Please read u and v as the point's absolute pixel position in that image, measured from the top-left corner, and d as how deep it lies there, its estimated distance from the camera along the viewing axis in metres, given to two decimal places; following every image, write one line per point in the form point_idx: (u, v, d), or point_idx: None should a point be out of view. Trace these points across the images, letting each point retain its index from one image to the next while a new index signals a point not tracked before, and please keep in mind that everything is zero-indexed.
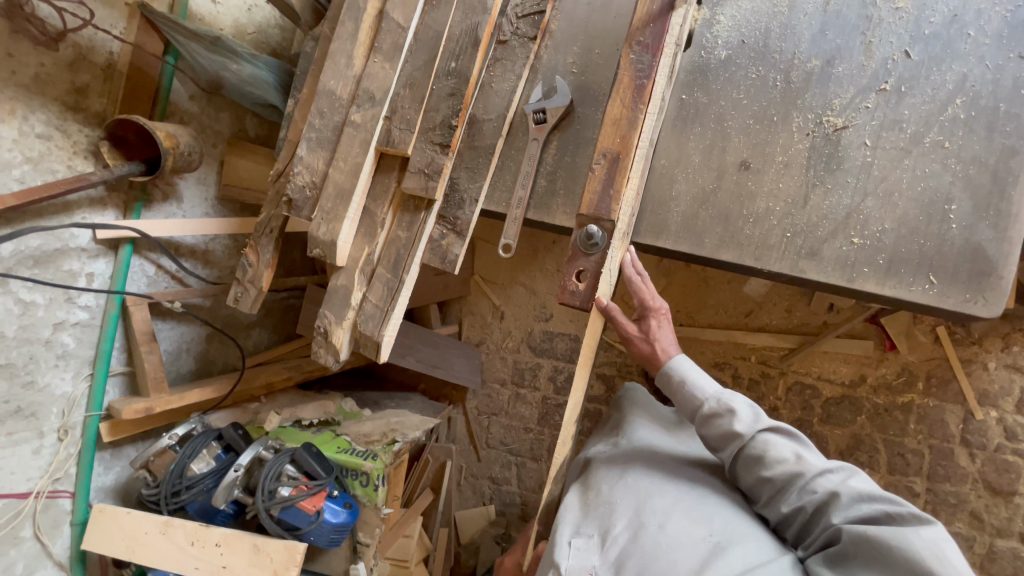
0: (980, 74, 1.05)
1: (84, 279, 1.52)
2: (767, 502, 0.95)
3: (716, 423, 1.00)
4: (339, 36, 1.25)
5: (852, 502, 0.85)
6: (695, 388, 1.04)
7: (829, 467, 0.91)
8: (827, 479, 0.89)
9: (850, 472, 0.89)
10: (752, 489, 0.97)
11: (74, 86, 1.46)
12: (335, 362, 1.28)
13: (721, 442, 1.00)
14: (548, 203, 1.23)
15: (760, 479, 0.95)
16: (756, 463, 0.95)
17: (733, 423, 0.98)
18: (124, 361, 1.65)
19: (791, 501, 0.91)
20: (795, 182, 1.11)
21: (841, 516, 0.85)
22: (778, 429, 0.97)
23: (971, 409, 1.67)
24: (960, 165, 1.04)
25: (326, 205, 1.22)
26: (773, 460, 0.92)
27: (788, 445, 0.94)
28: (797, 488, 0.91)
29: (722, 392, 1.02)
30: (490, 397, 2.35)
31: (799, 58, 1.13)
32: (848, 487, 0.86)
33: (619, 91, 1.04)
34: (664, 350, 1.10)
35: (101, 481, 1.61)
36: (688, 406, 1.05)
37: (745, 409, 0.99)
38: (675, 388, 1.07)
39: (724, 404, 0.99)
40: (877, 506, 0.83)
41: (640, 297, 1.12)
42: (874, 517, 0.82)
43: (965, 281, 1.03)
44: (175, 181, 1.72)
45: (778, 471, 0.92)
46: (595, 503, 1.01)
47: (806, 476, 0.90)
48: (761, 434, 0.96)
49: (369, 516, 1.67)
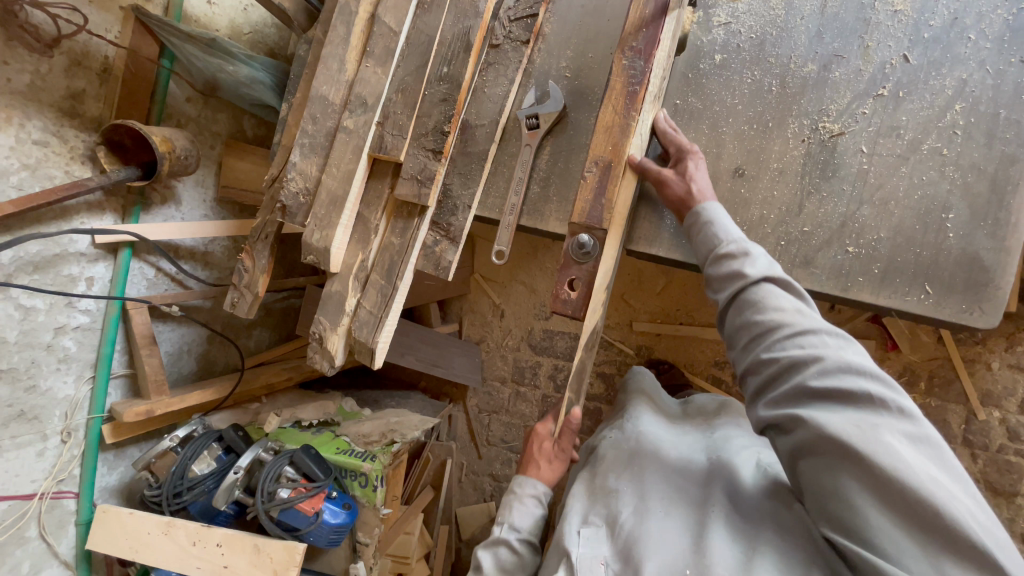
0: (981, 79, 1.03)
1: (84, 284, 1.54)
2: (745, 348, 0.91)
3: (725, 263, 0.97)
4: (331, 41, 1.24)
5: (835, 373, 0.78)
6: (722, 229, 0.99)
7: (828, 334, 0.83)
8: (817, 346, 0.82)
9: (846, 344, 0.82)
10: (735, 333, 0.94)
11: (70, 91, 1.46)
12: (331, 368, 1.29)
13: (721, 282, 0.96)
14: (541, 209, 1.22)
15: (746, 323, 0.91)
16: (749, 307, 0.91)
17: (743, 264, 0.94)
18: (125, 363, 1.67)
19: (771, 353, 0.85)
20: (790, 189, 1.09)
21: (817, 378, 0.79)
22: (784, 283, 0.91)
23: (973, 410, 1.66)
24: (958, 172, 1.02)
25: (319, 212, 1.22)
26: (768, 307, 0.88)
27: (789, 300, 0.89)
28: (782, 337, 0.85)
29: (743, 238, 0.98)
30: (490, 395, 2.36)
31: (795, 62, 1.11)
32: (837, 355, 0.79)
33: (611, 98, 1.03)
34: (699, 191, 1.04)
35: (105, 481, 1.64)
36: (706, 247, 1.01)
37: (760, 257, 0.95)
38: (702, 228, 1.02)
39: (743, 247, 0.95)
40: (861, 381, 0.76)
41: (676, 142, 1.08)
42: (854, 392, 0.76)
43: (961, 291, 1.01)
44: (174, 185, 1.72)
45: (767, 318, 0.88)
46: (602, 492, 0.99)
47: (794, 329, 0.85)
48: (765, 284, 0.91)
49: (368, 516, 1.69)
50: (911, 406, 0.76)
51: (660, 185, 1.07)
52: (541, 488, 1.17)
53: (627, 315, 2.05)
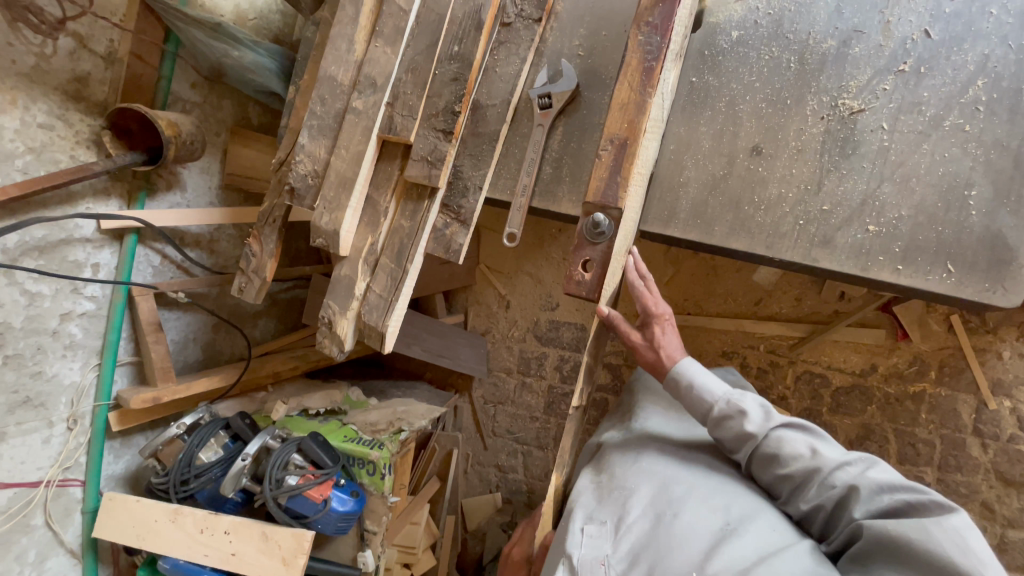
0: (1003, 54, 1.01)
1: (90, 270, 1.52)
2: (786, 499, 0.94)
3: (727, 426, 1.00)
4: (340, 20, 1.22)
5: (873, 495, 0.84)
6: (703, 391, 1.03)
7: (848, 460, 0.90)
8: (844, 473, 0.88)
9: (869, 464, 0.88)
10: (771, 488, 0.97)
11: (75, 74, 1.44)
12: (341, 352, 1.27)
13: (735, 445, 1.00)
14: (553, 190, 1.20)
15: (777, 477, 0.94)
16: (771, 461, 0.95)
17: (744, 424, 0.98)
18: (132, 351, 1.66)
19: (811, 499, 0.90)
20: (808, 168, 1.08)
21: (863, 510, 0.84)
22: (794, 424, 0.96)
23: (984, 400, 1.64)
24: (980, 149, 1.01)
25: (328, 194, 1.21)
26: (787, 455, 0.92)
27: (803, 440, 0.94)
28: (814, 484, 0.90)
29: (732, 392, 1.02)
30: (496, 385, 2.35)
31: (814, 39, 1.09)
32: (866, 480, 0.85)
33: (627, 75, 1.01)
34: (669, 356, 1.10)
35: (111, 469, 1.63)
36: (699, 410, 1.04)
37: (754, 412, 0.99)
38: (683, 393, 1.06)
39: (733, 406, 0.99)
40: (898, 496, 0.82)
41: (645, 303, 1.11)
42: (893, 506, 0.82)
43: (983, 271, 1.00)
44: (179, 171, 1.71)
45: (794, 467, 0.92)
46: (610, 489, 1.01)
47: (824, 470, 0.90)
48: (775, 431, 0.96)
49: (376, 504, 1.68)
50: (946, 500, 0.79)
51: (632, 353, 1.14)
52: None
53: None
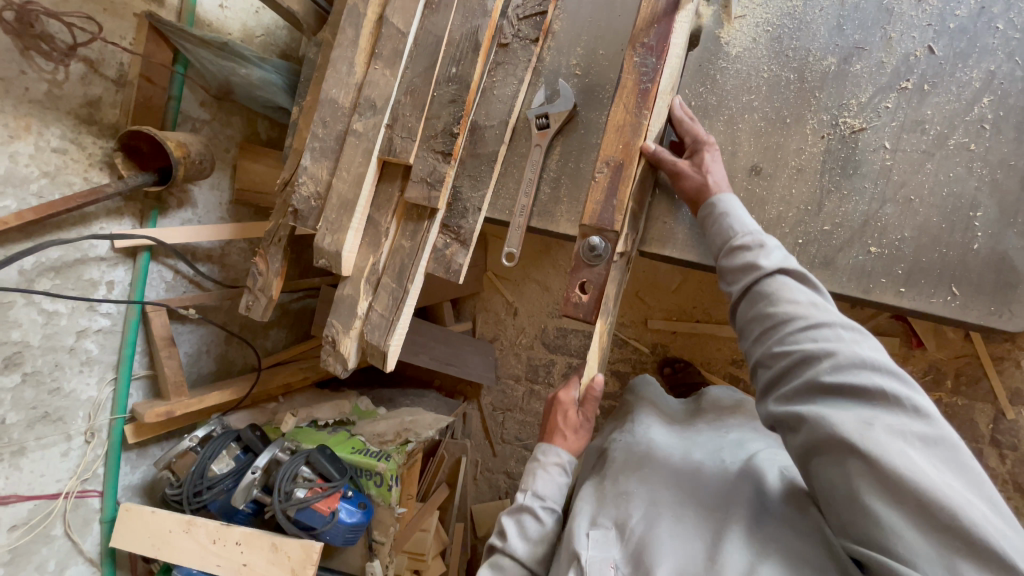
0: (1010, 70, 0.98)
1: (105, 288, 1.57)
2: (757, 340, 0.87)
3: (739, 256, 0.93)
4: (340, 43, 1.24)
5: (852, 367, 0.74)
6: (737, 219, 0.96)
7: (839, 328, 0.79)
8: (832, 339, 0.78)
9: (862, 336, 0.77)
10: (747, 324, 0.89)
11: (87, 99, 1.48)
12: (344, 370, 1.29)
13: (735, 276, 0.93)
14: (552, 210, 1.20)
15: (761, 315, 0.87)
16: (764, 300, 0.87)
17: (756, 257, 0.90)
18: (146, 365, 1.71)
19: (784, 344, 0.81)
20: (809, 188, 1.06)
21: (832, 373, 0.75)
22: (798, 274, 0.87)
23: (1002, 410, 1.60)
24: (986, 168, 0.98)
25: (330, 216, 1.23)
26: (783, 298, 0.83)
27: (803, 292, 0.85)
28: (796, 329, 0.81)
29: (761, 232, 0.95)
30: (505, 393, 2.36)
31: (814, 56, 1.07)
32: (851, 351, 0.75)
33: (622, 97, 1.00)
34: (715, 183, 1.02)
35: (128, 480, 1.68)
36: (721, 238, 0.98)
37: (774, 249, 0.92)
38: (717, 217, 0.99)
39: (759, 237, 0.92)
40: (880, 380, 0.72)
41: (695, 133, 1.06)
42: (869, 387, 0.72)
43: (989, 294, 0.97)
44: (190, 188, 1.75)
45: (782, 310, 0.84)
46: (611, 495, 1.00)
47: (809, 324, 0.81)
48: (777, 275, 0.87)
49: (384, 515, 1.70)
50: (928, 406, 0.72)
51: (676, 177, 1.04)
52: (567, 456, 1.15)
53: (642, 313, 2.03)
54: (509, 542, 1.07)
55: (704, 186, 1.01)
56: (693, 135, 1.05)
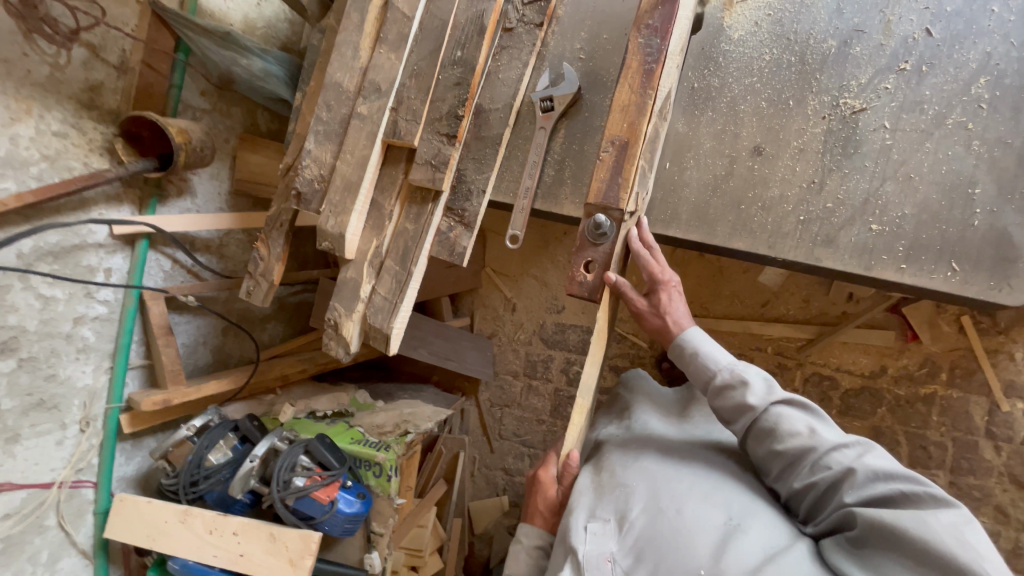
0: (1006, 52, 1.00)
1: (103, 275, 1.56)
2: (779, 477, 0.94)
3: (729, 396, 0.98)
4: (346, 27, 1.25)
5: (867, 480, 0.83)
6: (709, 357, 1.01)
7: (844, 443, 0.88)
8: (841, 455, 0.87)
9: (865, 449, 0.86)
10: (764, 461, 0.96)
11: (88, 83, 1.48)
12: (346, 354, 1.29)
13: (732, 415, 0.99)
14: (556, 192, 1.21)
15: (771, 453, 0.94)
16: (768, 436, 0.94)
17: (745, 395, 0.96)
18: (143, 354, 1.69)
19: (804, 478, 0.90)
20: (811, 167, 1.08)
21: (854, 495, 0.84)
22: (794, 402, 0.94)
23: (996, 401, 1.62)
24: (984, 147, 1.00)
25: (334, 199, 1.23)
26: (784, 435, 0.91)
27: (802, 418, 0.93)
28: (809, 461, 0.89)
29: (736, 362, 1.00)
30: (503, 388, 2.36)
31: (815, 39, 1.09)
32: (863, 465, 0.84)
33: (628, 77, 1.01)
34: (676, 322, 1.05)
35: (123, 471, 1.65)
36: (700, 377, 1.03)
37: (758, 382, 0.97)
38: (688, 359, 1.04)
39: (737, 375, 0.97)
40: (893, 485, 0.81)
41: (650, 272, 1.04)
42: (888, 496, 0.81)
43: (988, 269, 0.99)
44: (189, 177, 1.74)
45: (790, 445, 0.91)
46: (609, 486, 1.00)
47: (819, 450, 0.89)
48: (774, 407, 0.95)
49: (383, 506, 1.69)
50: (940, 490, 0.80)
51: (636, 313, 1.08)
52: (547, 538, 1.10)
53: None
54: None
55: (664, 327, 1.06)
56: (650, 273, 1.04)
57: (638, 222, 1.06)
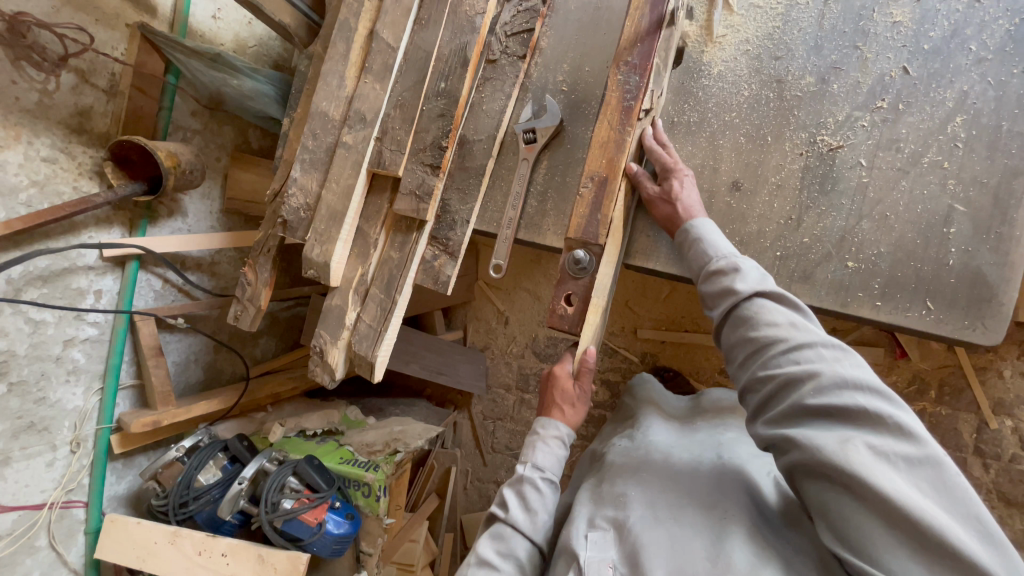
0: (982, 90, 1.01)
1: (92, 297, 1.56)
2: (742, 363, 0.91)
3: (717, 281, 0.97)
4: (331, 57, 1.25)
5: (833, 387, 0.78)
6: (711, 243, 1.00)
7: (823, 345, 0.82)
8: (814, 357, 0.82)
9: (845, 355, 0.80)
10: (732, 348, 0.94)
11: (78, 108, 1.49)
12: (332, 381, 1.29)
13: (716, 300, 0.97)
14: (539, 223, 1.22)
15: (742, 339, 0.91)
16: (745, 322, 0.91)
17: (733, 281, 0.94)
18: (133, 374, 1.70)
19: (766, 367, 0.86)
20: (789, 203, 1.08)
21: (813, 395, 0.79)
22: (777, 296, 0.91)
23: (985, 419, 1.62)
24: (959, 186, 1.01)
25: (319, 227, 1.23)
26: (761, 323, 0.88)
27: (782, 314, 0.88)
28: (778, 352, 0.86)
29: (735, 254, 0.99)
30: (495, 402, 2.37)
31: (793, 75, 1.10)
32: (834, 371, 0.79)
33: (606, 114, 1.02)
34: (686, 209, 1.05)
35: (114, 490, 1.66)
36: (697, 262, 1.02)
37: (751, 271, 0.95)
38: (690, 244, 1.03)
39: (734, 262, 0.96)
40: (857, 397, 0.76)
41: (663, 161, 1.07)
42: (850, 409, 0.76)
43: (963, 307, 1.00)
44: (180, 198, 1.75)
45: (763, 334, 0.88)
46: (608, 498, 1.02)
47: (789, 344, 0.85)
48: (757, 299, 0.91)
49: (372, 525, 1.70)
50: (915, 424, 0.74)
51: (647, 203, 1.09)
52: (565, 429, 1.16)
53: (631, 322, 2.05)
54: (510, 512, 1.07)
55: (674, 215, 1.06)
56: (663, 163, 1.07)
57: (653, 122, 1.10)
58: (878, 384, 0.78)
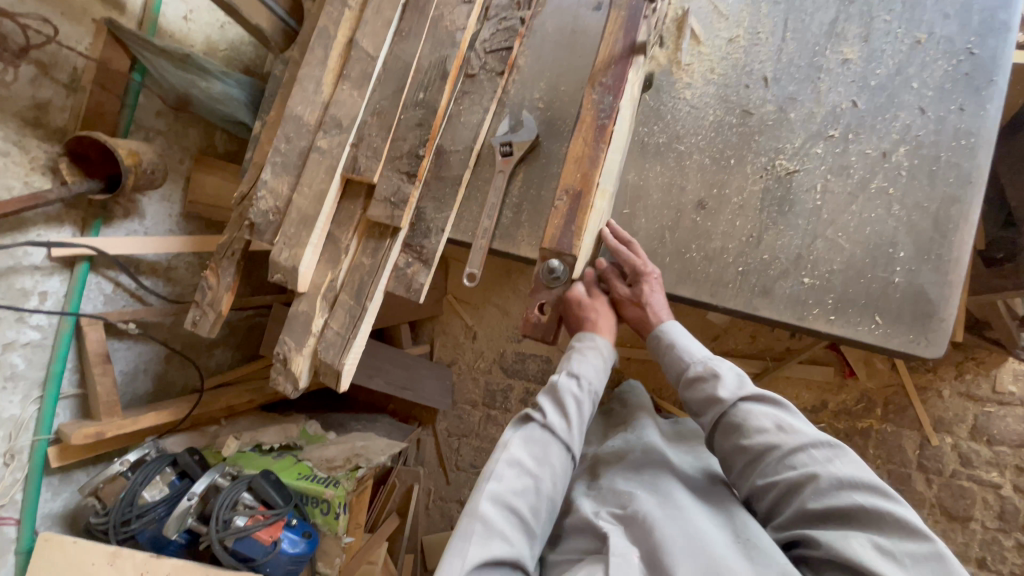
0: (923, 124, 1.11)
1: (36, 298, 1.47)
2: (740, 471, 0.96)
3: (699, 388, 1.01)
4: (309, 62, 1.25)
5: (832, 488, 0.85)
6: (685, 350, 1.05)
7: (814, 444, 0.90)
8: (809, 462, 0.88)
9: (835, 454, 0.88)
10: (726, 455, 0.98)
11: (34, 101, 1.43)
12: (295, 390, 1.25)
13: (701, 407, 1.01)
14: (513, 233, 1.24)
15: (736, 447, 0.96)
16: (734, 430, 0.96)
17: (716, 388, 0.99)
18: (76, 382, 1.59)
19: (766, 477, 0.91)
20: (750, 221, 1.14)
21: (817, 500, 0.85)
22: (761, 398, 0.98)
23: (927, 436, 1.72)
24: (903, 211, 1.09)
25: (289, 231, 1.21)
26: (752, 431, 0.93)
27: (768, 416, 0.95)
28: (774, 459, 0.91)
29: (708, 358, 1.04)
30: (460, 418, 2.34)
31: (755, 102, 1.17)
32: (829, 473, 0.86)
33: (581, 131, 1.05)
34: (655, 313, 1.10)
35: (48, 508, 1.54)
36: (673, 369, 1.06)
37: (727, 376, 1.01)
38: (663, 351, 1.08)
39: (709, 367, 1.01)
40: (861, 496, 0.83)
41: (632, 264, 1.11)
42: (853, 512, 0.83)
43: (908, 322, 1.07)
44: (138, 199, 1.69)
45: (756, 441, 0.93)
46: (614, 499, 1.02)
47: (784, 448, 0.90)
48: (742, 403, 0.97)
49: (329, 546, 1.64)
50: (911, 517, 0.81)
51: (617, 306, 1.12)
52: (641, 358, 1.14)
53: None
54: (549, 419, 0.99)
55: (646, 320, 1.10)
56: (632, 267, 1.11)
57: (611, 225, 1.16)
58: (872, 480, 0.85)
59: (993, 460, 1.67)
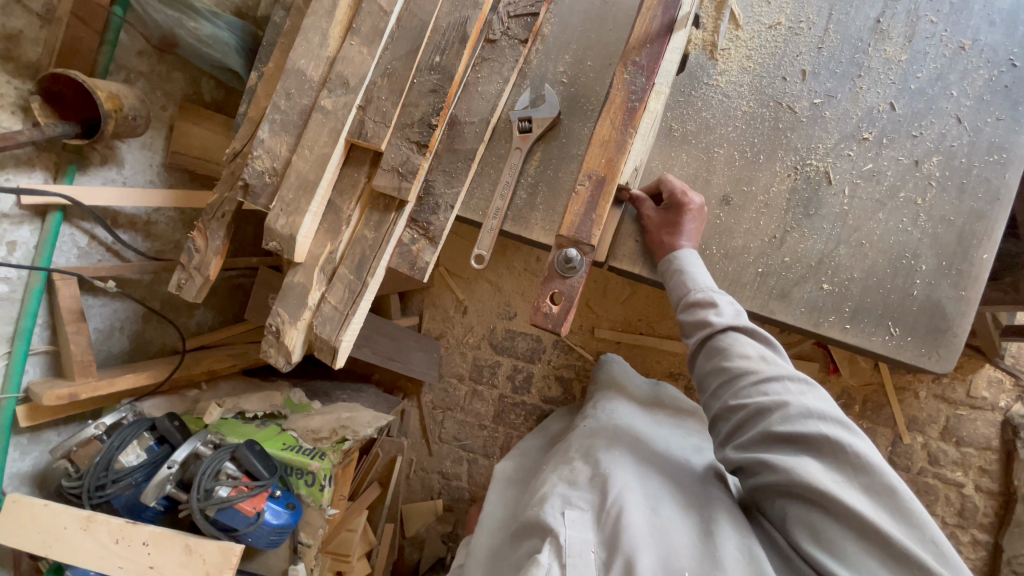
0: (958, 133, 1.09)
1: (4, 249, 1.36)
2: (714, 391, 1.00)
3: (695, 310, 1.04)
4: (314, 12, 1.15)
5: (801, 417, 0.89)
6: (692, 276, 1.06)
7: (790, 378, 0.94)
8: (784, 393, 0.92)
9: (808, 389, 0.92)
10: (705, 376, 1.03)
11: (3, 31, 1.29)
12: (287, 364, 1.20)
13: (691, 329, 1.05)
14: (527, 216, 1.19)
15: (716, 368, 1.00)
16: (718, 353, 1.00)
17: (710, 313, 1.02)
18: (47, 339, 1.50)
19: (739, 398, 0.95)
20: (774, 222, 1.13)
21: (783, 422, 0.89)
22: (750, 330, 1.01)
23: (900, 434, 1.77)
24: (929, 223, 1.09)
25: (287, 197, 1.13)
26: (735, 354, 0.97)
27: (753, 347, 0.99)
28: (751, 382, 0.95)
29: (713, 288, 1.05)
30: (446, 392, 2.31)
31: (791, 96, 1.14)
32: (800, 402, 0.90)
33: (609, 112, 0.99)
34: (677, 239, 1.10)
35: (16, 467, 1.47)
36: (678, 291, 1.07)
37: (725, 306, 1.03)
38: (671, 272, 1.09)
39: (712, 295, 1.03)
40: (825, 424, 0.87)
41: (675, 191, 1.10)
42: (815, 439, 0.87)
43: (922, 335, 1.08)
44: (116, 145, 1.56)
45: (737, 364, 0.97)
46: (587, 480, 1.06)
47: (762, 374, 0.95)
48: (731, 330, 1.00)
49: (312, 517, 1.62)
50: (867, 449, 0.86)
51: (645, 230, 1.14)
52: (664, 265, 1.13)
53: (589, 321, 2.08)
54: None
55: (666, 243, 1.11)
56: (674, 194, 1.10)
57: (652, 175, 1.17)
58: (839, 415, 0.89)
59: (959, 461, 1.72)
